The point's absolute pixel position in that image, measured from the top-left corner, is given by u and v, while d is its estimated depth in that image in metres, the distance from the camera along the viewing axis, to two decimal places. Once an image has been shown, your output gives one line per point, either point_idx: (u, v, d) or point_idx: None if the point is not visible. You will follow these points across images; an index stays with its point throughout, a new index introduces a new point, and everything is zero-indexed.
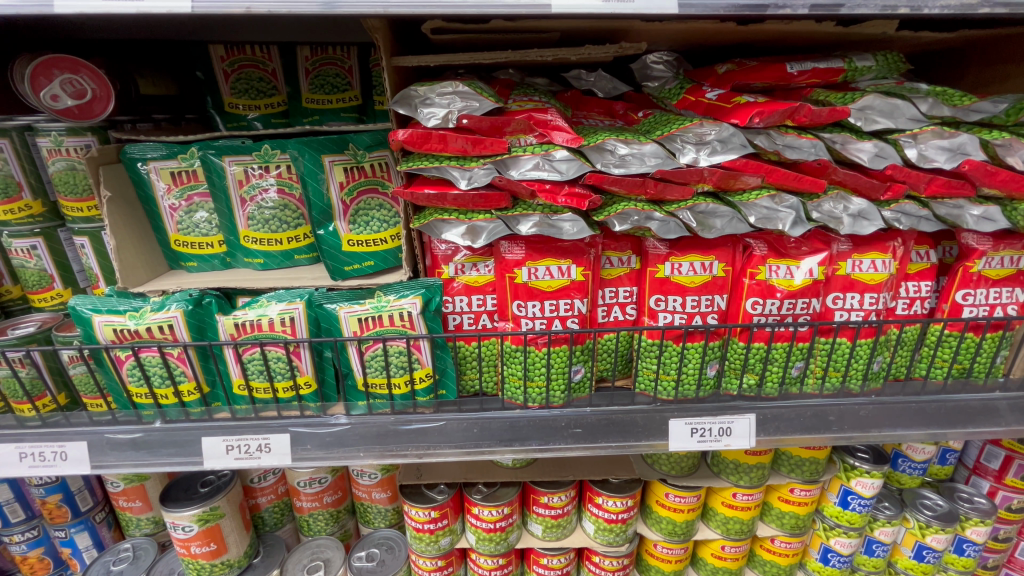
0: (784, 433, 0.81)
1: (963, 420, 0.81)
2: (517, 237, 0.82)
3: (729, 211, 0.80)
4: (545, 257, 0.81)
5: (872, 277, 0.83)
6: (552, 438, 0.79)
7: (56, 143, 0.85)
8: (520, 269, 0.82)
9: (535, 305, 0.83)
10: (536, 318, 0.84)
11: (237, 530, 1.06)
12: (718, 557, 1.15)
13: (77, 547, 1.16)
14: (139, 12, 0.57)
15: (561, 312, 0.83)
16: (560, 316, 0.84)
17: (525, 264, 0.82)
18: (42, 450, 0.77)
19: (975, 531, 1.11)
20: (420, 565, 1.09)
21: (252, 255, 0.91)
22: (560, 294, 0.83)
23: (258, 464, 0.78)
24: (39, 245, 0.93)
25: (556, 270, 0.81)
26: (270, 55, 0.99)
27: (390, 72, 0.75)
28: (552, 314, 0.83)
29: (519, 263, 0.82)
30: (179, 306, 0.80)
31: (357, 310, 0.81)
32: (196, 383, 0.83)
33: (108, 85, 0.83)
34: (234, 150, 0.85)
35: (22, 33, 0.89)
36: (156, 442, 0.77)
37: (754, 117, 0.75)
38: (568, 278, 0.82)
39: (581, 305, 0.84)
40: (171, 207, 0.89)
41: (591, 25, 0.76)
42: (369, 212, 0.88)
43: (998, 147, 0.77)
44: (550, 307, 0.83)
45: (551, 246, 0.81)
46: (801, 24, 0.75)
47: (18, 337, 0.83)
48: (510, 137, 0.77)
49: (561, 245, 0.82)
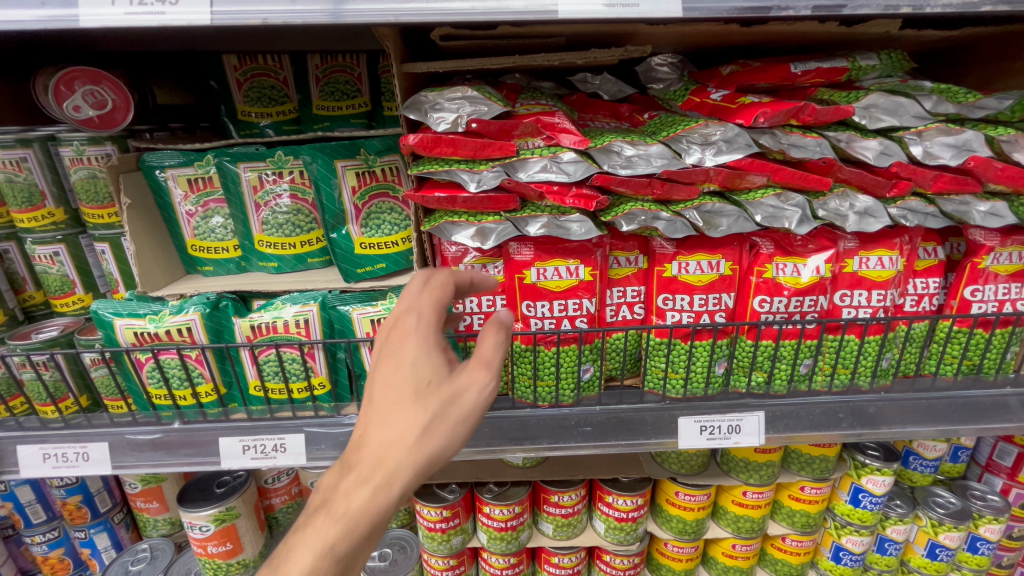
0: (793, 430, 0.82)
1: (974, 416, 0.82)
2: (526, 239, 0.83)
3: (735, 210, 0.80)
4: (553, 258, 0.82)
5: (879, 274, 0.83)
6: (562, 437, 0.81)
7: (78, 152, 0.87)
8: (529, 270, 0.83)
9: (544, 305, 0.84)
10: (545, 318, 0.85)
11: (252, 530, 1.08)
12: (729, 556, 1.16)
13: (96, 547, 1.18)
14: (160, 24, 0.59)
15: (570, 311, 0.84)
16: (569, 315, 0.85)
17: (534, 265, 0.83)
18: (65, 451, 0.79)
19: (988, 529, 1.10)
20: (432, 564, 1.11)
21: (266, 259, 0.93)
22: (568, 294, 0.84)
23: (274, 463, 0.79)
24: (61, 251, 0.96)
25: (565, 271, 0.82)
26: (282, 64, 1.01)
27: (400, 78, 0.77)
28: (561, 313, 0.84)
29: (528, 264, 0.83)
30: (196, 309, 0.83)
31: (370, 312, 0.83)
32: (213, 384, 0.84)
33: (128, 96, 0.86)
34: (248, 156, 0.87)
35: (44, 45, 0.91)
36: (175, 442, 0.79)
37: (759, 117, 0.75)
38: (577, 279, 0.83)
39: (590, 305, 0.85)
40: (188, 213, 0.91)
41: (596, 30, 0.77)
42: (380, 216, 0.89)
43: (1004, 143, 0.77)
44: (559, 307, 0.84)
45: (561, 247, 0.82)
46: (804, 25, 0.76)
47: (42, 341, 0.85)
48: (519, 140, 0.79)
49: (569, 246, 0.82)
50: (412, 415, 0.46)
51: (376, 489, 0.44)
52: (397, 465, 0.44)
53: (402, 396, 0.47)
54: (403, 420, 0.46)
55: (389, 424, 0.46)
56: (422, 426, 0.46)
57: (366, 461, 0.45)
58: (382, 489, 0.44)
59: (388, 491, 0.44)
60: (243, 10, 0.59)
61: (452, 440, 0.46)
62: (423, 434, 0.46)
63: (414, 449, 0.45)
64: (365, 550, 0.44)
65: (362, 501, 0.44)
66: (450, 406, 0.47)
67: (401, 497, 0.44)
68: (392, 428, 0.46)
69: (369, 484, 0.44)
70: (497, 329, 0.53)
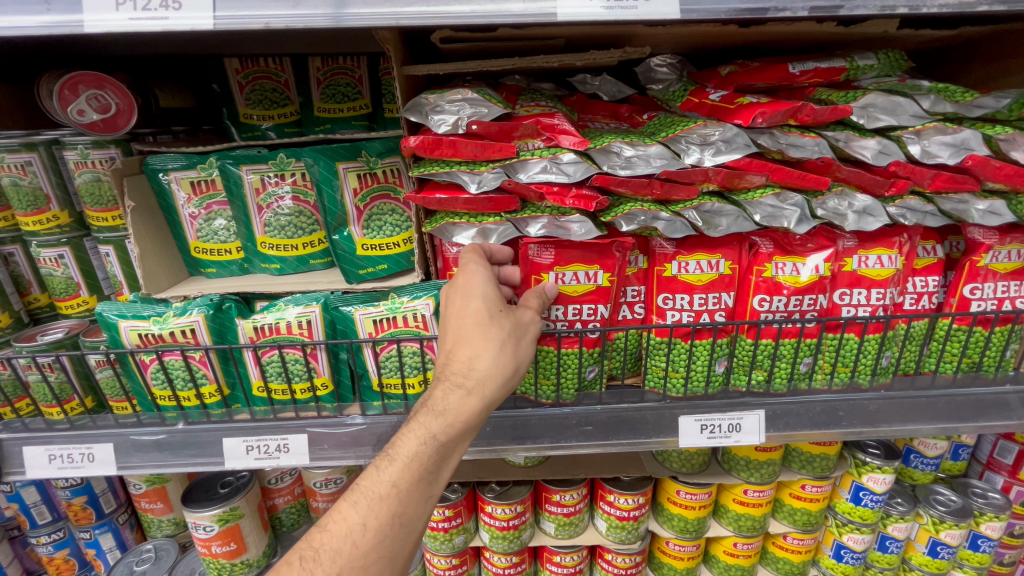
0: (794, 428, 0.83)
1: (975, 414, 0.83)
2: (548, 242, 0.82)
3: (734, 210, 0.81)
4: (572, 262, 0.81)
5: (878, 272, 0.84)
6: (563, 435, 0.82)
7: (82, 156, 0.88)
8: (548, 274, 0.82)
9: (559, 309, 0.83)
10: (558, 321, 0.84)
11: (255, 530, 1.08)
12: (730, 555, 1.16)
13: (100, 548, 1.19)
14: (164, 29, 0.60)
15: (584, 316, 0.84)
16: (582, 320, 0.84)
17: (554, 268, 0.82)
18: (71, 451, 0.80)
19: (989, 527, 1.10)
20: (435, 563, 1.11)
21: (269, 261, 0.94)
22: (585, 299, 0.83)
23: (277, 463, 0.80)
24: (66, 254, 0.97)
25: (584, 275, 0.82)
26: (284, 67, 1.02)
27: (401, 81, 0.77)
28: (575, 317, 0.84)
29: (548, 268, 0.82)
30: (200, 310, 0.83)
31: (372, 312, 0.83)
32: (217, 385, 0.85)
33: (130, 100, 0.87)
34: (251, 159, 0.88)
35: (47, 49, 0.92)
36: (180, 443, 0.80)
37: (757, 117, 0.76)
38: (595, 284, 0.83)
39: (604, 309, 0.84)
40: (191, 215, 0.92)
41: (595, 31, 0.77)
42: (381, 217, 0.90)
43: (1002, 142, 0.77)
44: (573, 311, 0.84)
45: (583, 251, 0.81)
46: (801, 25, 0.77)
47: (48, 343, 0.86)
48: (519, 141, 0.80)
49: (592, 250, 0.82)
50: (492, 336, 0.65)
51: (470, 390, 0.63)
52: (486, 371, 0.63)
53: (483, 321, 0.66)
54: (487, 340, 0.65)
55: (477, 341, 0.65)
56: (501, 342, 0.65)
57: (461, 371, 0.64)
58: (476, 388, 0.63)
59: (479, 390, 0.63)
60: (247, 14, 0.59)
61: (519, 357, 0.67)
62: (501, 348, 0.65)
63: (495, 361, 0.64)
64: (461, 431, 0.63)
65: (462, 396, 0.62)
66: (515, 333, 0.68)
67: (489, 396, 0.63)
68: (478, 341, 0.65)
69: (467, 381, 0.63)
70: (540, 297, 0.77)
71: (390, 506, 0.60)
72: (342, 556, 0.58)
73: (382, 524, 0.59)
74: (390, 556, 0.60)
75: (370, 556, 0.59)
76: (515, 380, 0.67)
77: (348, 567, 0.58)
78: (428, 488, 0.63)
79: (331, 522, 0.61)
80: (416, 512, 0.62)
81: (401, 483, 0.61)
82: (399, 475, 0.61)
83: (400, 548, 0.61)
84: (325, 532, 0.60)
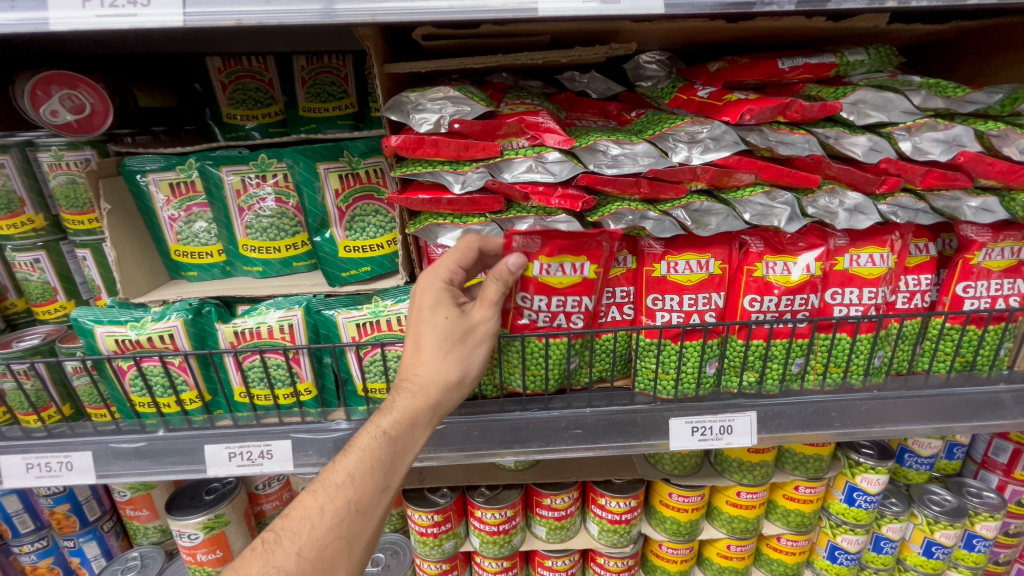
0: (786, 430, 0.82)
1: (968, 414, 0.82)
2: (534, 232, 0.78)
3: (724, 209, 0.79)
4: (560, 253, 0.79)
5: (870, 271, 0.82)
6: (552, 439, 0.81)
7: (56, 158, 0.86)
8: (533, 263, 0.79)
9: (542, 299, 0.81)
10: (541, 311, 0.82)
11: (242, 536, 1.07)
12: (724, 557, 1.15)
13: (85, 556, 1.17)
14: (131, 26, 0.58)
15: (568, 308, 0.82)
16: (565, 311, 0.82)
17: (538, 258, 0.79)
18: (48, 460, 0.78)
19: (984, 526, 1.10)
20: (424, 568, 1.10)
21: (251, 263, 0.92)
22: (569, 291, 0.81)
23: (260, 470, 0.78)
24: (42, 258, 0.95)
25: (570, 267, 0.79)
26: (267, 65, 1.00)
27: (382, 79, 0.76)
28: (557, 309, 0.81)
29: (532, 256, 0.79)
30: (178, 315, 0.82)
31: (355, 316, 0.82)
32: (197, 392, 0.83)
33: (107, 101, 0.85)
34: (231, 160, 0.86)
35: (21, 49, 0.90)
36: (160, 450, 0.78)
37: (745, 114, 0.74)
38: (581, 276, 0.80)
39: (589, 303, 0.82)
40: (170, 218, 0.90)
41: (580, 27, 0.76)
42: (365, 218, 0.88)
43: (994, 138, 0.76)
44: (557, 302, 0.81)
45: (570, 244, 0.78)
46: (791, 20, 0.75)
47: (23, 350, 0.84)
48: (503, 140, 0.78)
49: (580, 242, 0.79)
50: (440, 342, 0.66)
51: (416, 391, 0.65)
52: (431, 375, 0.65)
53: (432, 325, 0.67)
54: (432, 348, 0.66)
55: (425, 348, 0.66)
56: (450, 347, 0.66)
57: (410, 374, 0.66)
58: (421, 390, 0.65)
59: (425, 392, 0.65)
60: (218, 10, 0.58)
61: (468, 363, 0.68)
62: (449, 353, 0.66)
63: (441, 366, 0.66)
64: (412, 427, 0.64)
65: (408, 398, 0.64)
66: (465, 337, 0.68)
67: (434, 398, 0.65)
68: (427, 346, 0.66)
69: (415, 385, 0.65)
70: (499, 277, 0.70)
71: (346, 492, 0.61)
72: (301, 537, 0.59)
73: (337, 507, 0.60)
74: (348, 539, 0.61)
75: (328, 537, 0.60)
76: (467, 383, 0.68)
77: (306, 546, 0.59)
78: (386, 478, 0.63)
79: (294, 508, 0.62)
80: (373, 499, 0.62)
81: (357, 472, 0.62)
82: (354, 465, 0.62)
83: (358, 534, 0.61)
84: (286, 517, 0.61)
